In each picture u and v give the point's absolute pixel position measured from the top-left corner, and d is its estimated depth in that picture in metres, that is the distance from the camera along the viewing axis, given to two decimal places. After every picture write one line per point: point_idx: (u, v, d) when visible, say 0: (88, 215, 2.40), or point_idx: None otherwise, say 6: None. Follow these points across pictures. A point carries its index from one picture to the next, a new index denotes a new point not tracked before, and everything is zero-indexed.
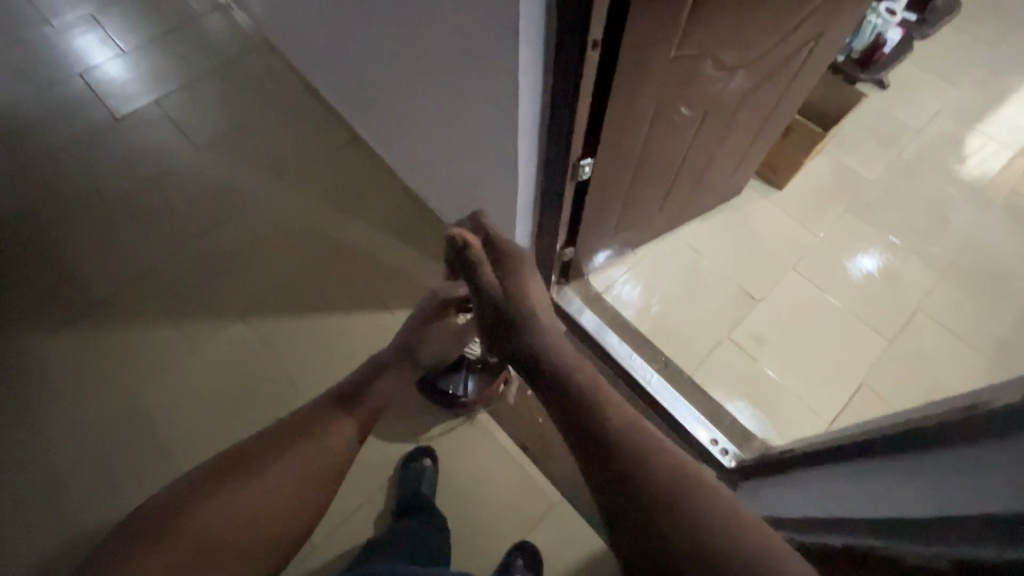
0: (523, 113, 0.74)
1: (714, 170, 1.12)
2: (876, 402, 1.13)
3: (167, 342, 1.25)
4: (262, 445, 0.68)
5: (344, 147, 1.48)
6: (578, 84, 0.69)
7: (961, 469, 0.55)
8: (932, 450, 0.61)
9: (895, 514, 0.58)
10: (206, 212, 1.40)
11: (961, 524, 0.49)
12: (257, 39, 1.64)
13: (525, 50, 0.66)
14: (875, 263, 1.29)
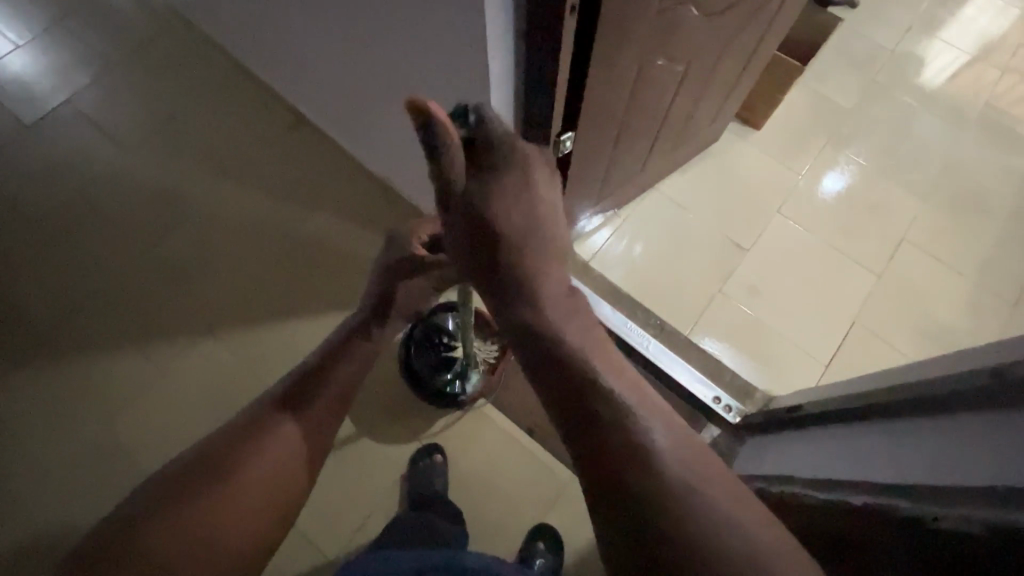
0: (497, 90, 0.67)
1: (696, 120, 1.06)
2: (869, 338, 1.14)
3: (135, 368, 1.16)
4: (232, 440, 0.60)
5: (292, 130, 1.35)
6: (557, 51, 0.62)
7: (986, 431, 0.54)
8: (955, 413, 0.60)
9: (916, 476, 0.59)
10: (150, 222, 1.27)
11: (984, 487, 0.49)
12: (170, 14, 1.44)
13: (496, 23, 0.58)
14: (840, 181, 1.28)
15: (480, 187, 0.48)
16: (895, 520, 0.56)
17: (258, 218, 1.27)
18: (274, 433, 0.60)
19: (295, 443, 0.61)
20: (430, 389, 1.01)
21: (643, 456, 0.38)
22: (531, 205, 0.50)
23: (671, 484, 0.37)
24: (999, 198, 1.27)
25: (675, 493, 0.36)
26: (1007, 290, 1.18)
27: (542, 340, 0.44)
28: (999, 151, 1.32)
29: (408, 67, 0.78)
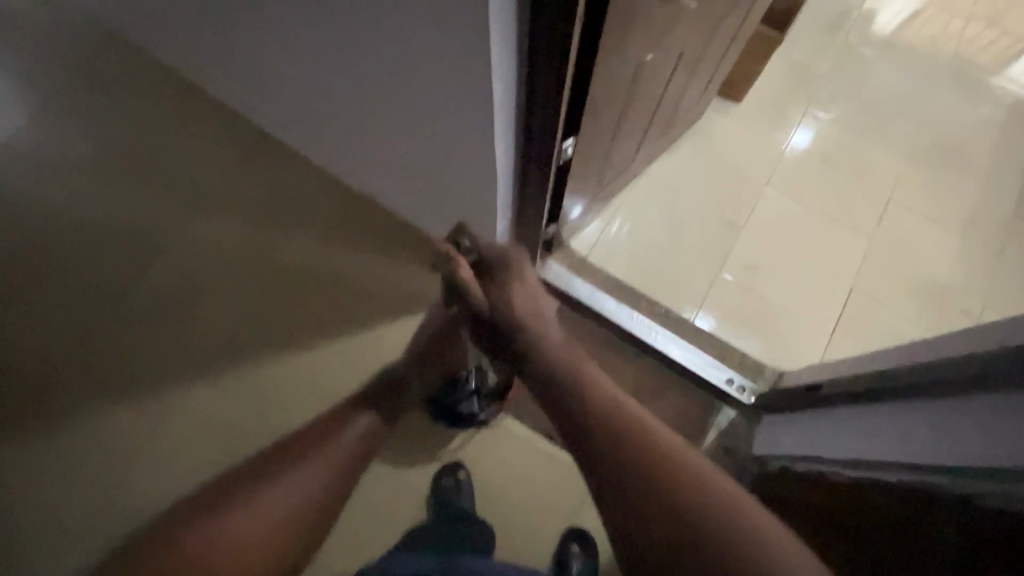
0: (498, 100, 0.63)
1: (684, 103, 1.04)
2: (868, 302, 1.16)
3: (127, 423, 1.09)
4: (308, 433, 0.79)
5: (259, 151, 1.27)
6: (563, 60, 0.58)
7: (998, 409, 0.55)
8: (983, 392, 0.58)
9: (933, 456, 0.60)
10: (119, 267, 1.19)
11: (994, 468, 0.50)
12: (104, 35, 1.32)
13: (496, 32, 0.53)
14: (804, 137, 1.29)
15: (491, 289, 0.81)
16: (925, 501, 0.58)
17: (236, 249, 1.21)
18: (326, 446, 0.76)
19: (348, 452, 0.77)
20: (447, 411, 1.02)
21: (629, 452, 0.59)
22: (533, 297, 0.80)
23: (650, 465, 0.57)
24: (974, 148, 1.29)
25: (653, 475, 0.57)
26: (991, 238, 1.21)
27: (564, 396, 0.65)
28: (971, 102, 1.34)
29: (395, 83, 0.73)
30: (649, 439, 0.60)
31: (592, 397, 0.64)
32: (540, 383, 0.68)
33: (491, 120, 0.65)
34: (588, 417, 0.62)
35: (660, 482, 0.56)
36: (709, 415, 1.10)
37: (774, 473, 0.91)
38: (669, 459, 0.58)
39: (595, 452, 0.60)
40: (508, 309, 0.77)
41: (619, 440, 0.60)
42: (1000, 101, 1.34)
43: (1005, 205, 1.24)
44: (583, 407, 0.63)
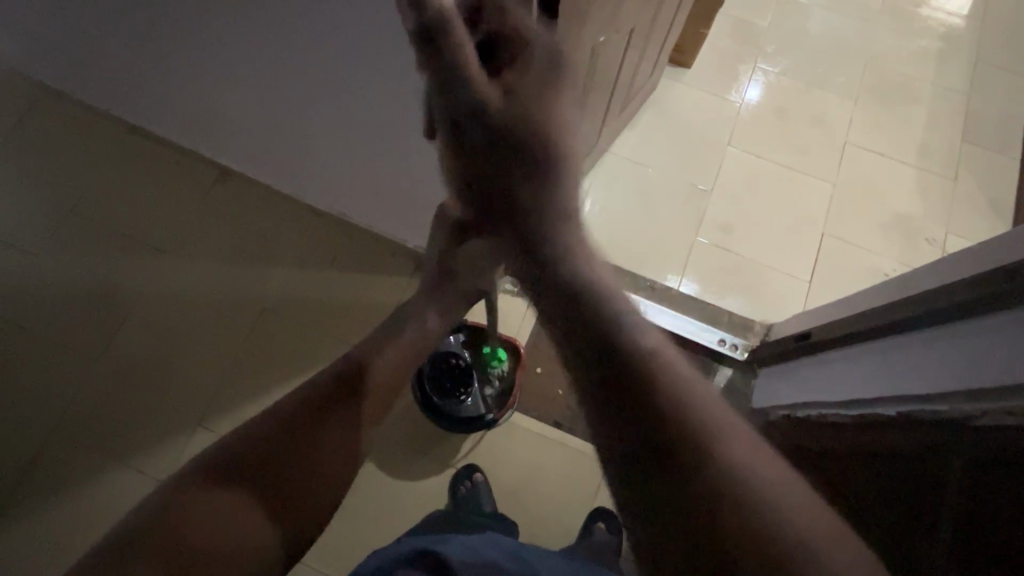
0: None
1: (640, 75, 1.04)
2: (840, 244, 1.20)
3: (128, 484, 1.05)
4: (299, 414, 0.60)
5: (218, 185, 1.24)
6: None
7: (981, 331, 0.59)
8: (968, 319, 0.61)
9: (929, 382, 0.63)
10: (89, 325, 1.14)
11: (987, 385, 0.53)
12: (35, 88, 1.26)
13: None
14: (756, 91, 1.31)
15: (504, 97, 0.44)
16: (921, 425, 0.61)
17: (211, 288, 1.18)
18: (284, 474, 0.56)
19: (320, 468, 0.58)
20: (456, 418, 0.99)
21: (693, 438, 0.38)
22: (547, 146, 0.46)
23: (695, 439, 0.38)
24: (919, 82, 1.33)
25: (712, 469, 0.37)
26: (945, 166, 1.25)
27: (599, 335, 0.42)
28: (909, 37, 1.38)
29: (354, 99, 0.71)
30: (714, 420, 0.39)
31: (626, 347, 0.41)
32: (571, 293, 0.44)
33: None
34: (648, 369, 0.40)
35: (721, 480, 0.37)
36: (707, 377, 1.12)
37: (776, 424, 0.95)
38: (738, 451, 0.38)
39: (624, 401, 0.40)
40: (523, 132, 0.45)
41: (681, 417, 0.39)
42: (936, 32, 1.39)
43: (953, 132, 1.29)
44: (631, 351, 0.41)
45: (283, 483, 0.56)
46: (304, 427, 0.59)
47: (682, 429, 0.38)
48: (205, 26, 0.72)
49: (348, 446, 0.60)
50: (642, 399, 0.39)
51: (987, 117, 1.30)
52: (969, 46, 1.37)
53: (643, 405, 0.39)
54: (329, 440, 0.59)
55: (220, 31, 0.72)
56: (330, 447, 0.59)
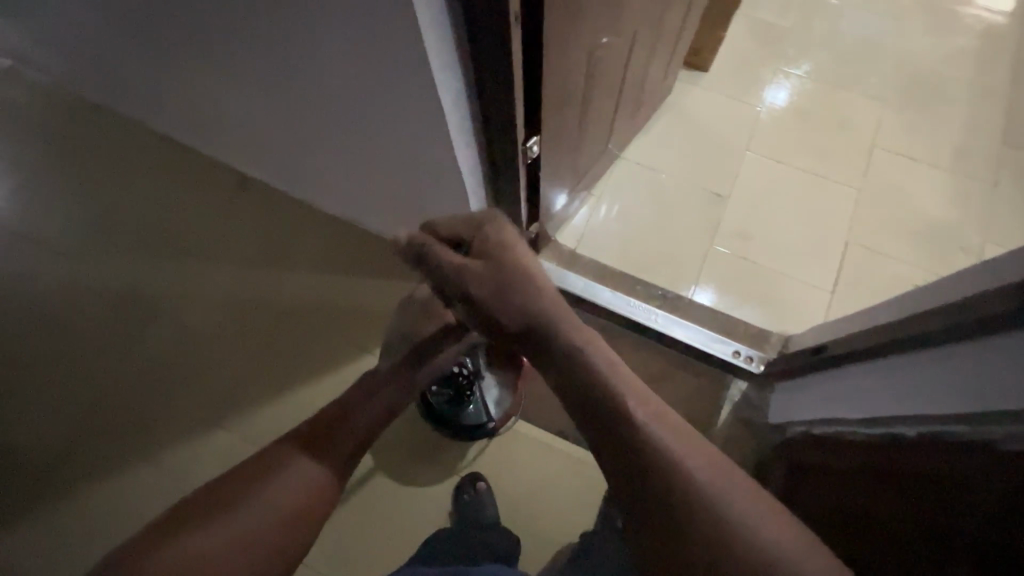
0: (452, 116, 0.60)
1: (650, 77, 1.02)
2: (868, 253, 1.14)
3: (148, 480, 1.09)
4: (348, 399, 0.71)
5: (240, 191, 1.28)
6: (506, 66, 0.55)
7: (1017, 344, 0.54)
8: (1007, 329, 0.56)
9: (955, 403, 0.59)
10: (118, 325, 1.19)
11: (1015, 410, 0.50)
12: (77, 100, 1.34)
13: (434, 48, 0.51)
14: (781, 93, 1.27)
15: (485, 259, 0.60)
16: (937, 450, 0.58)
17: (230, 291, 1.21)
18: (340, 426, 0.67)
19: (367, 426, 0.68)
20: (457, 425, 0.96)
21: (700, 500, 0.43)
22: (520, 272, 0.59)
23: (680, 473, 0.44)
24: (956, 81, 1.26)
25: (706, 512, 0.43)
26: (984, 168, 1.18)
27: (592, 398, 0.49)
28: (944, 35, 1.31)
29: (352, 109, 0.71)
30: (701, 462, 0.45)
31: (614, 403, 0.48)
32: (566, 378, 0.52)
33: (448, 135, 0.63)
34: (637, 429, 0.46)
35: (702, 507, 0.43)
36: (721, 390, 1.08)
37: (792, 441, 0.90)
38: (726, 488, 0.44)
39: (611, 453, 0.47)
40: (488, 273, 0.59)
41: (675, 467, 0.44)
42: (975, 29, 1.31)
43: (993, 133, 1.21)
44: (617, 411, 0.48)
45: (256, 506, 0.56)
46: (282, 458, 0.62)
47: (673, 476, 0.44)
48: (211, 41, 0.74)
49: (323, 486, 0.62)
50: (626, 451, 0.46)
51: None
52: (1011, 43, 1.29)
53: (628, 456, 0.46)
54: (306, 473, 0.61)
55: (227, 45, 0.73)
56: (307, 480, 0.61)
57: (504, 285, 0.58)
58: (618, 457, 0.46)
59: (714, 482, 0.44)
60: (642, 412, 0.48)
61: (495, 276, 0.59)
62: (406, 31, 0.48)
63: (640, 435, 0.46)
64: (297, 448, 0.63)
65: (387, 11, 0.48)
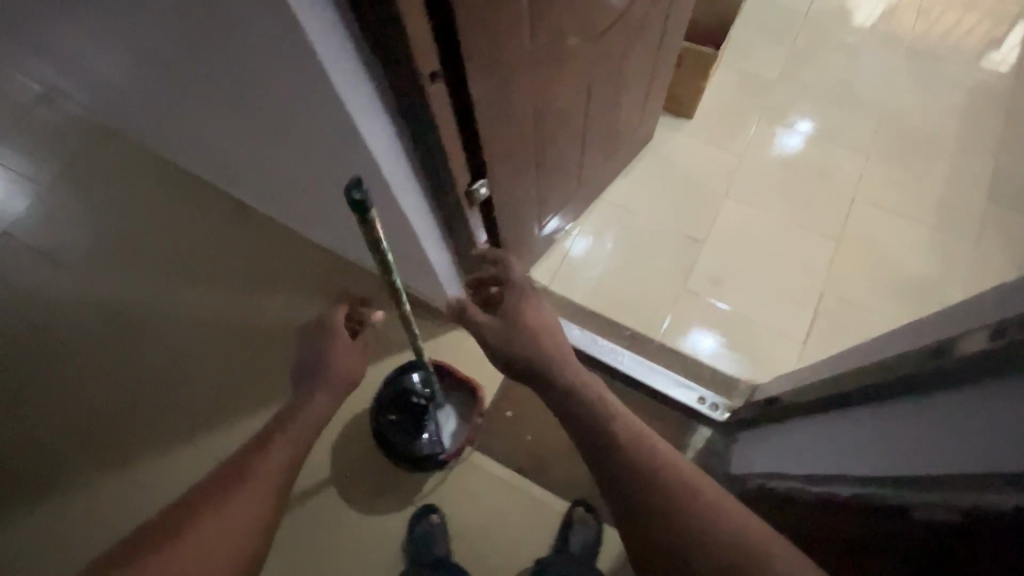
0: (388, 167, 0.61)
1: (621, 126, 1.04)
2: (843, 305, 1.13)
3: (122, 492, 1.13)
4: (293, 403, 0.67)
5: (233, 216, 1.33)
6: (432, 118, 0.57)
7: (953, 415, 0.52)
8: (944, 393, 0.55)
9: (892, 467, 0.57)
10: (108, 339, 1.24)
11: (1008, 471, 0.42)
12: (83, 124, 1.40)
13: (357, 104, 0.53)
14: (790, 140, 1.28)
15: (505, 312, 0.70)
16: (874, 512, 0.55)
17: (215, 311, 1.26)
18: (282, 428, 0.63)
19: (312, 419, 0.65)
20: (409, 456, 0.97)
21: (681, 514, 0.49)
22: (528, 323, 0.68)
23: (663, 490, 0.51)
24: (941, 136, 1.27)
25: (704, 535, 0.48)
26: (968, 224, 1.17)
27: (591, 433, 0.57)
28: (932, 91, 1.32)
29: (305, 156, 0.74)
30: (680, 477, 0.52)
31: (608, 434, 0.56)
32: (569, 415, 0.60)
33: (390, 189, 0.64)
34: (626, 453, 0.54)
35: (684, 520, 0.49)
36: (685, 436, 1.06)
37: (749, 493, 0.87)
38: (704, 501, 0.50)
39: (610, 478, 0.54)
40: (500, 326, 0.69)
41: (665, 486, 0.51)
42: (962, 86, 1.32)
43: (977, 190, 1.20)
44: (606, 434, 0.56)
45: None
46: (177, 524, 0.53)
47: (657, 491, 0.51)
48: (175, 87, 0.76)
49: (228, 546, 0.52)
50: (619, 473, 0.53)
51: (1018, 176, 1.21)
52: (996, 103, 1.30)
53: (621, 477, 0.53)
54: (200, 536, 0.52)
55: (190, 90, 0.75)
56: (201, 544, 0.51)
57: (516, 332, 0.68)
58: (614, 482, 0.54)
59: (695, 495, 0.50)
60: (628, 437, 0.56)
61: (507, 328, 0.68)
62: (325, 95, 0.51)
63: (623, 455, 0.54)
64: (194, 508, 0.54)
65: (307, 77, 0.51)
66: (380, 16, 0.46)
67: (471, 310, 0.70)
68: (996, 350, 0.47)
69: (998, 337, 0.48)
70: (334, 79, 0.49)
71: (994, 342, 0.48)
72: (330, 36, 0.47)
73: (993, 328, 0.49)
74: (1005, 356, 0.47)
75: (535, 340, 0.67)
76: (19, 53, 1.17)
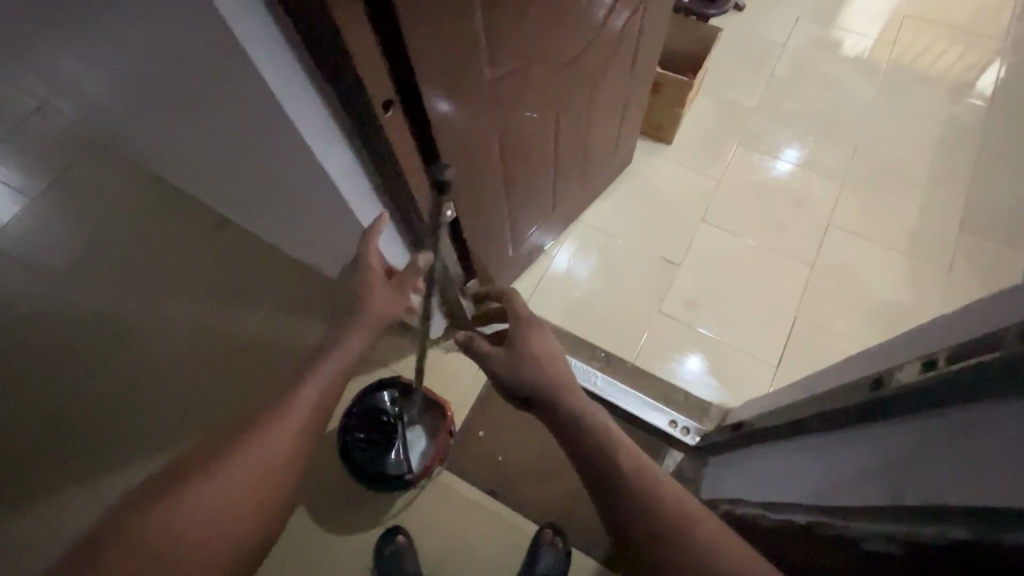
0: (346, 187, 0.63)
1: (596, 150, 1.06)
2: (815, 330, 1.13)
3: (86, 506, 1.11)
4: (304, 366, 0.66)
5: (216, 230, 1.34)
6: (388, 144, 0.59)
7: (900, 443, 0.53)
8: (886, 420, 0.56)
9: (852, 496, 0.56)
10: (83, 350, 1.24)
11: (1003, 506, 0.38)
12: (73, 137, 1.42)
13: (311, 127, 0.54)
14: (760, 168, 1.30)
15: (512, 343, 0.71)
16: (829, 541, 0.54)
17: (193, 324, 1.26)
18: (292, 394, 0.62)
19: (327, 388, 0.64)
20: (375, 475, 0.97)
21: (663, 530, 0.48)
22: (534, 358, 0.69)
23: (649, 506, 0.50)
24: (913, 166, 1.29)
25: (683, 556, 0.46)
26: (940, 254, 1.18)
27: (588, 454, 0.58)
28: (906, 122, 1.35)
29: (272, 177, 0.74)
30: (665, 496, 0.51)
31: (606, 453, 0.56)
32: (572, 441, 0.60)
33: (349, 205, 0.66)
34: (617, 472, 0.54)
35: (666, 538, 0.48)
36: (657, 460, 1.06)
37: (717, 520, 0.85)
38: (691, 523, 0.48)
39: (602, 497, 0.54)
40: (506, 358, 0.70)
41: (654, 505, 0.50)
42: (936, 119, 1.35)
43: (949, 219, 1.22)
44: (612, 466, 0.55)
45: (108, 569, 0.45)
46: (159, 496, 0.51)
47: (641, 510, 0.50)
48: (152, 105, 0.78)
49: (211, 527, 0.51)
50: (609, 491, 0.53)
51: (988, 207, 1.24)
52: (969, 135, 1.33)
53: (610, 494, 0.53)
54: (183, 511, 0.50)
55: (164, 108, 0.77)
56: (184, 519, 0.50)
57: (521, 362, 0.69)
58: (603, 501, 0.54)
59: (681, 514, 0.49)
60: (625, 459, 0.55)
61: (513, 359, 0.70)
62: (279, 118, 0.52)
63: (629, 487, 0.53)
64: (180, 478, 0.52)
65: (261, 103, 0.52)
66: (331, 54, 0.48)
67: (479, 343, 0.73)
68: (927, 381, 0.49)
69: (930, 368, 0.49)
70: (285, 105, 0.50)
71: (925, 373, 0.50)
72: (284, 69, 0.48)
73: (926, 359, 0.51)
74: (940, 389, 0.48)
75: (536, 371, 0.68)
76: (11, 68, 1.19)
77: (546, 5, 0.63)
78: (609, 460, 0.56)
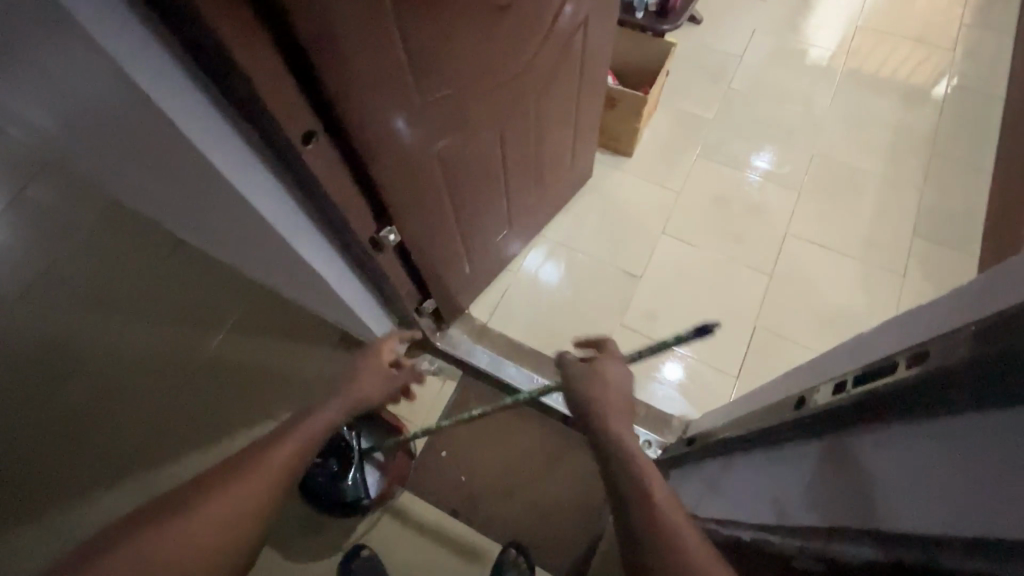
0: (277, 220, 0.62)
1: (549, 166, 1.07)
2: (774, 339, 1.15)
3: (33, 542, 1.07)
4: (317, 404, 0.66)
5: (175, 253, 1.33)
6: (311, 173, 0.59)
7: (833, 461, 0.53)
8: (817, 437, 0.56)
9: (794, 516, 0.55)
10: (34, 379, 1.21)
11: (963, 535, 0.35)
12: (27, 162, 1.39)
13: (228, 161, 0.53)
14: (718, 179, 1.32)
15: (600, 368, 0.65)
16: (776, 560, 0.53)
17: (150, 349, 1.23)
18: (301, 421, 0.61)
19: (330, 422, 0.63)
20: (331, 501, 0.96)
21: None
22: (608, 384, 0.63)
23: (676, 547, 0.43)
24: (866, 173, 1.31)
25: None
26: (893, 261, 1.20)
27: (627, 479, 0.50)
28: (859, 130, 1.37)
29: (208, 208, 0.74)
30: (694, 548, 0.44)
31: (646, 482, 0.49)
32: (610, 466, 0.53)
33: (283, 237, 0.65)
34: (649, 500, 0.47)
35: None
36: None
37: None
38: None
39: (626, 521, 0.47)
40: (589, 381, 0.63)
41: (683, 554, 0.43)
42: (888, 126, 1.38)
43: (901, 225, 1.24)
44: (641, 490, 0.48)
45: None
46: (149, 515, 0.49)
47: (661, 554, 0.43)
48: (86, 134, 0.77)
49: (196, 549, 0.48)
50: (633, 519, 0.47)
51: (938, 212, 1.26)
52: (921, 142, 1.35)
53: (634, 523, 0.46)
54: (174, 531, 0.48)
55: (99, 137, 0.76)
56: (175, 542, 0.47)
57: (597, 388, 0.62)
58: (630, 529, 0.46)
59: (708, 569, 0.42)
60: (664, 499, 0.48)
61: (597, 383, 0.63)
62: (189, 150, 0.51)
63: (654, 517, 0.46)
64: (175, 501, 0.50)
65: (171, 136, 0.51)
66: (238, 89, 0.48)
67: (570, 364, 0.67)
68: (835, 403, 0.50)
69: (839, 391, 0.51)
70: (195, 138, 0.49)
71: (835, 394, 0.51)
72: (191, 106, 0.48)
73: (836, 381, 0.52)
74: (847, 409, 0.49)
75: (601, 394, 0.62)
76: None
77: (474, 32, 0.64)
78: (646, 487, 0.48)
